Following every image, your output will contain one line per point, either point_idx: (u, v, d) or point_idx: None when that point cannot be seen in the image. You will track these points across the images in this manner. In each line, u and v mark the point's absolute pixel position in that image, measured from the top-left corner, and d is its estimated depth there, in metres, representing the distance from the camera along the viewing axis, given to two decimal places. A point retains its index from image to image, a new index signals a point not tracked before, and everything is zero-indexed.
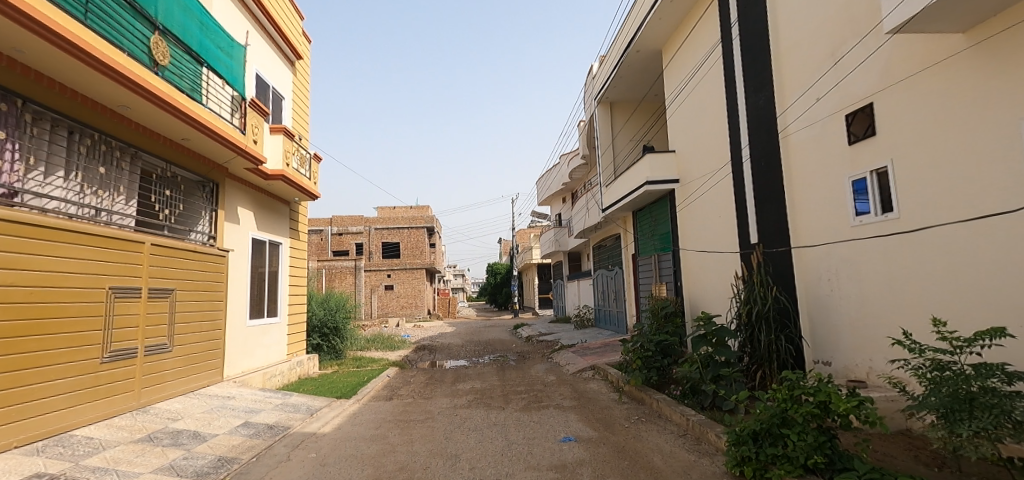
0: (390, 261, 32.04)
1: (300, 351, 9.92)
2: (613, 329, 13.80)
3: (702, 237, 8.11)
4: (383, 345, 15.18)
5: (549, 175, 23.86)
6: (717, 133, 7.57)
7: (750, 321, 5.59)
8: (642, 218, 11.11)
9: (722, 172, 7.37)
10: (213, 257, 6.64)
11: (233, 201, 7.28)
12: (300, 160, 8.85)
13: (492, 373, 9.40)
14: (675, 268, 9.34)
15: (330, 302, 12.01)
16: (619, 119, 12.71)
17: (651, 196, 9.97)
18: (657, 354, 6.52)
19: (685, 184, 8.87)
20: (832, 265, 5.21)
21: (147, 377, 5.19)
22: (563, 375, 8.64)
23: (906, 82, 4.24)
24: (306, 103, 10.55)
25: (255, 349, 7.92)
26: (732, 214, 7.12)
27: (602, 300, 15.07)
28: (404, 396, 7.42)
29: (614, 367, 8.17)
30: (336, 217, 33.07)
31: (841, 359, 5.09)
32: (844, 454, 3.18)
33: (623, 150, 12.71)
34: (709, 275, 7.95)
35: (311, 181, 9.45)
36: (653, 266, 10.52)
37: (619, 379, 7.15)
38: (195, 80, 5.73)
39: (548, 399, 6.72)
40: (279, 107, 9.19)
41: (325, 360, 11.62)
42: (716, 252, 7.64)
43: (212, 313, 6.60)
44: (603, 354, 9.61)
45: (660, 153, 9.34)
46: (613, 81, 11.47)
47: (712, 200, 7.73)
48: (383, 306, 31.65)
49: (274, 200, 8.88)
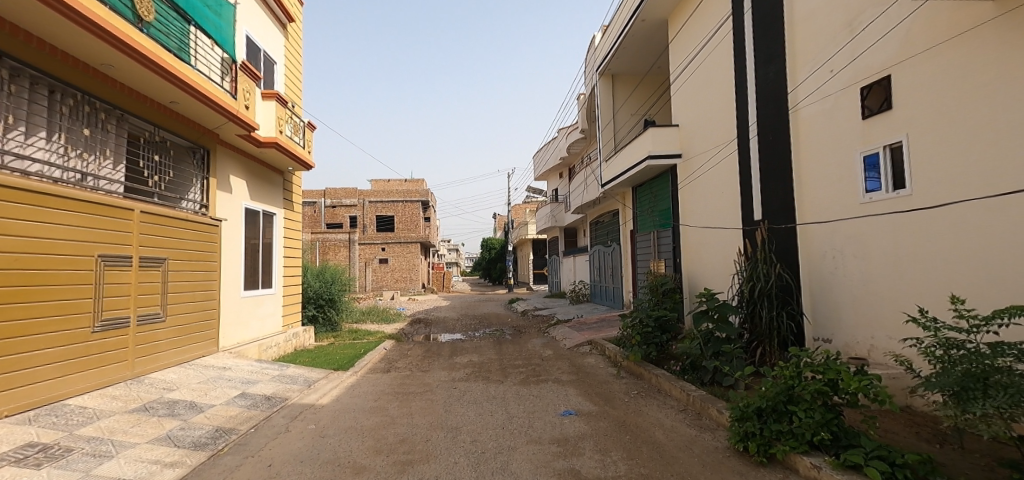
0: (385, 234, 31.81)
1: (295, 323, 9.85)
2: (609, 305, 13.86)
3: (705, 213, 8.03)
4: (378, 318, 15.19)
5: (546, 150, 23.59)
6: (724, 107, 7.38)
7: (752, 298, 5.56)
8: (642, 194, 10.99)
9: (728, 148, 7.23)
10: (205, 226, 6.46)
11: (225, 170, 7.06)
12: (293, 128, 8.56)
13: (489, 347, 9.41)
14: (675, 245, 9.30)
15: (325, 274, 11.91)
16: (621, 92, 12.42)
17: (653, 172, 9.83)
18: (656, 330, 6.50)
19: (688, 160, 8.73)
20: (837, 242, 5.14)
21: (140, 347, 5.08)
22: (560, 350, 8.66)
23: (927, 54, 4.09)
24: (300, 68, 10.18)
25: (250, 320, 7.83)
26: (736, 191, 7.02)
27: (598, 276, 15.09)
28: (402, 368, 7.40)
29: (611, 342, 8.19)
30: (330, 189, 32.63)
31: (842, 337, 5.10)
32: (850, 431, 3.16)
33: (624, 125, 12.48)
34: (709, 251, 7.92)
35: (305, 150, 9.19)
36: (651, 242, 10.47)
37: (616, 354, 7.17)
38: (183, 39, 5.41)
39: (546, 373, 6.73)
40: (270, 72, 8.82)
41: (321, 332, 11.60)
42: (718, 229, 7.58)
43: (206, 283, 6.47)
44: (601, 329, 9.64)
45: (663, 127, 9.15)
46: (616, 52, 11.13)
47: (716, 176, 7.62)
48: (377, 280, 31.62)
49: (268, 169, 8.64)
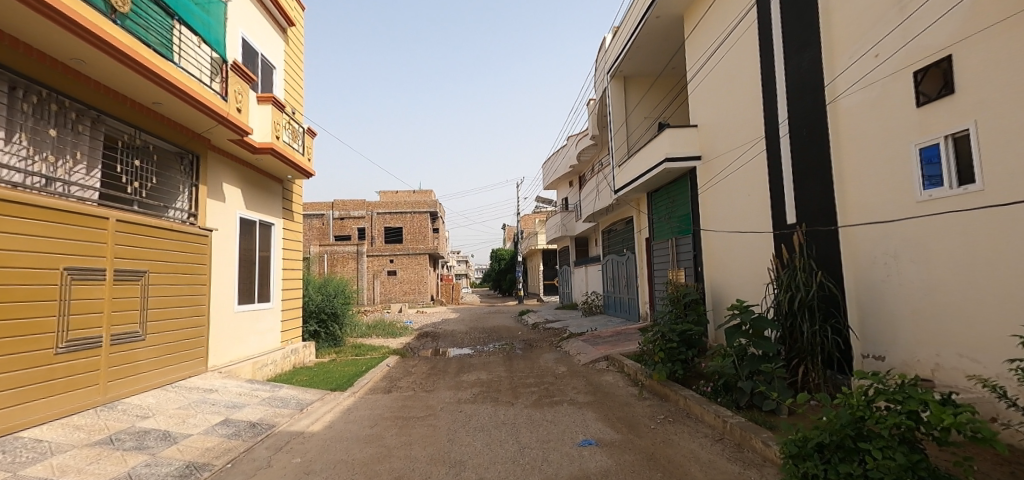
0: (393, 246, 31.48)
1: (295, 338, 9.39)
2: (624, 317, 13.20)
3: (729, 218, 7.46)
4: (384, 332, 14.69)
5: (555, 158, 23.14)
6: (750, 103, 6.84)
7: (791, 310, 4.96)
8: (658, 200, 10.43)
9: (756, 146, 6.67)
10: (193, 236, 6.05)
11: (217, 176, 6.68)
12: (292, 134, 8.21)
13: (498, 363, 8.84)
14: (696, 253, 8.70)
15: (328, 287, 11.46)
16: (633, 94, 11.94)
17: (670, 175, 9.30)
18: (680, 345, 5.85)
19: (708, 161, 8.19)
20: (890, 247, 4.54)
21: (116, 368, 4.63)
22: (575, 366, 8.06)
23: (999, 27, 3.52)
24: (301, 75, 9.89)
25: (245, 336, 7.39)
26: (765, 193, 6.45)
27: (612, 287, 14.48)
28: (404, 388, 6.84)
29: (630, 357, 7.59)
30: (338, 201, 32.44)
31: (899, 354, 4.47)
32: (940, 475, 2.56)
33: (638, 129, 11.98)
34: (735, 258, 7.34)
35: (305, 157, 8.82)
36: (670, 250, 9.87)
37: (637, 371, 6.57)
38: (165, 35, 5.03)
39: (560, 394, 6.14)
40: (269, 77, 8.50)
41: (324, 348, 11.12)
42: (745, 235, 7.00)
43: (194, 298, 6.04)
44: (617, 343, 9.03)
45: (681, 128, 8.64)
46: (628, 52, 10.66)
47: (742, 178, 7.05)
48: (385, 292, 31.22)
49: (265, 178, 8.27)
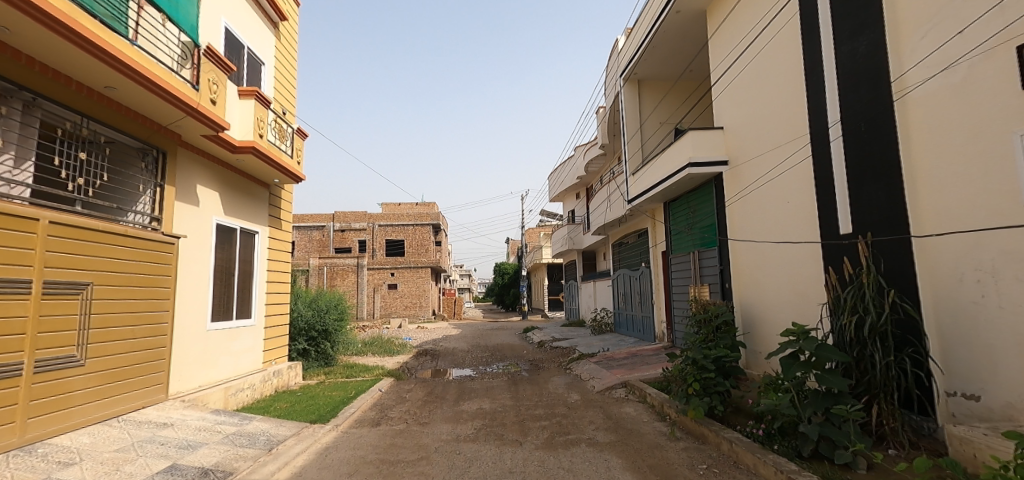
0: (394, 259, 30.70)
1: (280, 358, 8.56)
2: (637, 337, 12.27)
3: (763, 228, 6.63)
4: (381, 349, 13.81)
5: (562, 169, 22.47)
6: (791, 98, 6.07)
7: (858, 337, 4.09)
8: (678, 209, 9.64)
9: (799, 146, 5.87)
10: (154, 244, 5.28)
11: (188, 177, 5.95)
12: (279, 133, 7.51)
13: (503, 389, 7.95)
14: (723, 267, 7.87)
15: (320, 302, 10.63)
16: (648, 98, 11.22)
17: (692, 182, 8.51)
18: (717, 375, 4.98)
19: (737, 166, 7.41)
20: (984, 260, 3.68)
21: (42, 401, 3.83)
22: (589, 394, 7.18)
23: None
24: (294, 73, 9.23)
25: (218, 357, 6.56)
26: (810, 199, 5.65)
27: (624, 304, 13.60)
28: (395, 420, 5.95)
29: (652, 385, 6.71)
30: (339, 213, 31.80)
31: (1000, 394, 3.57)
32: None
33: (653, 135, 11.25)
34: (770, 274, 6.49)
35: (294, 160, 8.12)
36: (691, 264, 9.03)
37: (662, 403, 5.69)
38: (118, 8, 4.33)
39: (576, 430, 5.25)
40: (256, 72, 7.83)
41: (313, 367, 10.27)
42: (783, 247, 6.18)
43: (153, 315, 5.26)
44: (635, 368, 8.14)
45: (705, 130, 7.88)
46: (644, 53, 9.98)
47: (780, 182, 6.24)
48: (386, 306, 30.36)
49: (249, 181, 7.53)
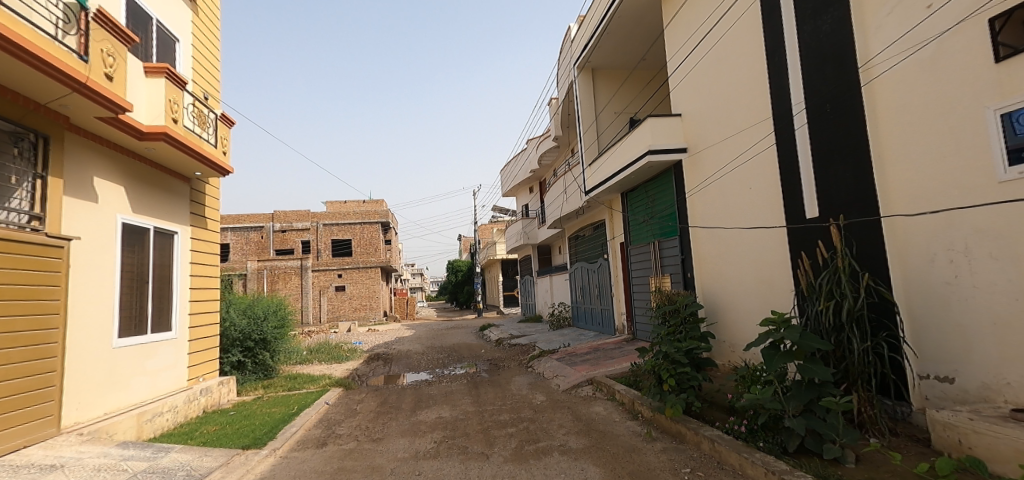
0: (341, 259, 29.14)
1: (209, 374, 7.59)
2: (596, 330, 12.15)
3: (725, 215, 6.55)
4: (327, 356, 12.83)
5: (515, 163, 22.11)
6: (751, 82, 5.98)
7: (835, 325, 3.97)
8: (636, 200, 9.53)
9: (761, 131, 5.79)
10: (33, 248, 4.28)
11: (79, 167, 4.97)
12: (200, 119, 6.58)
13: (463, 393, 7.45)
14: (685, 257, 7.80)
15: (255, 309, 9.60)
16: (602, 88, 11.04)
17: (651, 171, 8.38)
18: (691, 369, 4.77)
19: (697, 153, 7.34)
20: (957, 241, 3.64)
21: None
22: (554, 394, 6.84)
23: None
24: (215, 53, 8.19)
25: (129, 379, 5.62)
26: (773, 184, 5.59)
27: (582, 297, 13.46)
28: (344, 438, 5.30)
29: (619, 381, 6.47)
30: (278, 212, 29.73)
31: (974, 376, 3.55)
32: None
33: (608, 126, 11.10)
34: (734, 262, 6.43)
35: (220, 150, 7.20)
36: (651, 254, 8.94)
37: (634, 400, 5.44)
38: None
39: (546, 436, 4.86)
40: (170, 49, 6.82)
41: (250, 381, 9.27)
42: (746, 235, 6.12)
43: (39, 334, 4.32)
44: (600, 363, 7.90)
45: (663, 117, 7.75)
46: (598, 42, 9.75)
47: (742, 169, 6.16)
48: (333, 309, 28.78)
49: (164, 174, 6.55)
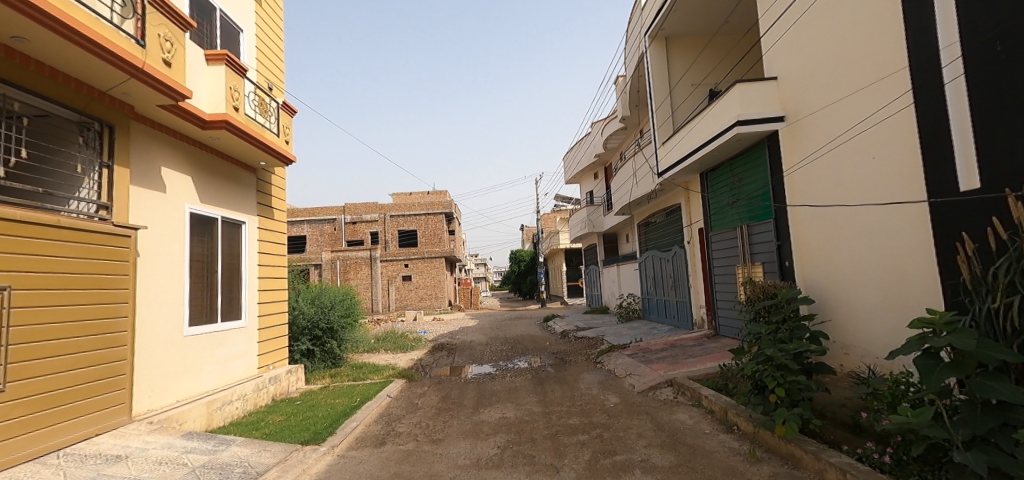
0: (407, 250, 29.87)
1: (279, 362, 7.72)
2: (671, 324, 11.19)
3: (838, 192, 5.45)
4: (394, 345, 12.97)
5: (579, 148, 21.19)
6: (876, 27, 4.81)
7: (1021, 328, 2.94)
8: (718, 179, 8.48)
9: (889, 86, 4.67)
10: (103, 237, 4.35)
11: (145, 157, 5.02)
12: (261, 107, 6.58)
13: (528, 390, 6.97)
14: (780, 243, 6.74)
15: (323, 299, 9.74)
16: (677, 58, 9.93)
17: (738, 145, 7.31)
18: (803, 378, 3.90)
19: (797, 121, 6.24)
20: None
21: None
22: (628, 396, 6.16)
23: None
24: (278, 44, 8.21)
25: (200, 366, 5.71)
26: (906, 150, 4.48)
27: (654, 288, 12.48)
28: (403, 437, 5.01)
29: (705, 384, 5.65)
30: (349, 205, 30.99)
31: None
32: None
33: (684, 101, 10.01)
34: (848, 247, 5.36)
35: (282, 139, 7.20)
36: (738, 241, 7.87)
37: (727, 410, 4.63)
38: None
39: (623, 448, 4.24)
40: (233, 41, 6.85)
41: (320, 369, 9.43)
42: (866, 214, 5.04)
43: (107, 323, 4.37)
44: (679, 362, 7.07)
45: (755, 81, 6.65)
46: (673, 5, 8.67)
47: (863, 134, 5.03)
48: (401, 298, 29.64)
49: (231, 165, 6.64)
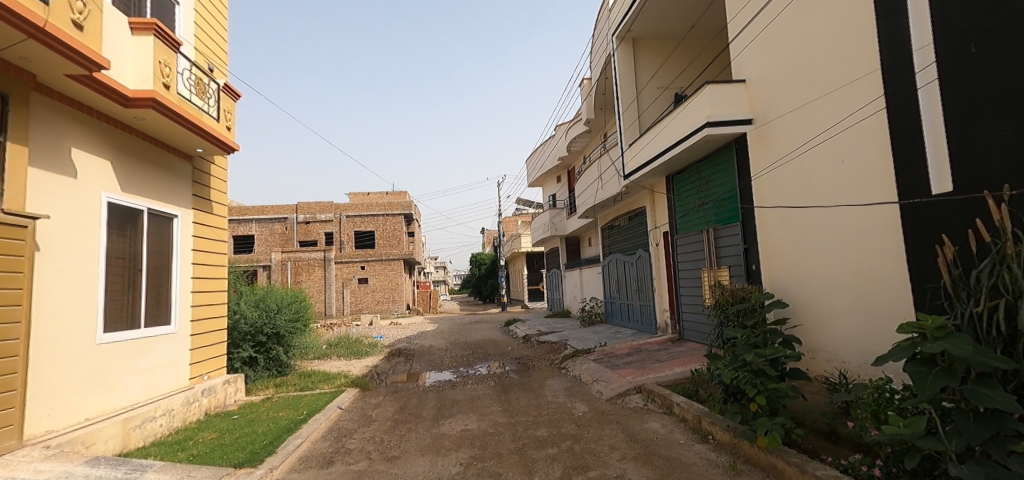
0: (364, 251, 28.76)
1: (215, 372, 6.95)
2: (635, 328, 11.14)
3: (806, 196, 5.45)
4: (348, 351, 12.23)
5: (542, 151, 21.08)
6: (848, 29, 4.81)
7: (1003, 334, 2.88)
8: (685, 182, 8.46)
9: (859, 90, 4.69)
10: None
11: (51, 134, 4.28)
12: (199, 87, 5.90)
13: (492, 398, 6.60)
14: (747, 247, 6.74)
15: (269, 301, 8.96)
16: (644, 61, 9.91)
17: (707, 147, 7.27)
18: (782, 385, 3.76)
19: (766, 124, 6.24)
20: None
21: None
22: (597, 403, 5.91)
23: None
24: (221, 21, 7.46)
25: (117, 379, 4.96)
26: (876, 154, 4.49)
27: (617, 292, 12.44)
28: (354, 455, 4.51)
29: (676, 390, 5.48)
30: (302, 203, 29.50)
31: None
32: None
33: (651, 104, 10.00)
34: (816, 251, 5.37)
35: (224, 125, 6.51)
36: (704, 244, 7.85)
37: (702, 419, 4.45)
38: None
39: (596, 462, 3.95)
40: (167, 12, 6.11)
41: (263, 378, 8.65)
42: (835, 218, 5.05)
43: None
44: (646, 367, 6.91)
45: (724, 83, 6.63)
46: (643, 7, 8.60)
47: (833, 138, 5.04)
48: (356, 302, 28.46)
49: (161, 150, 5.90)
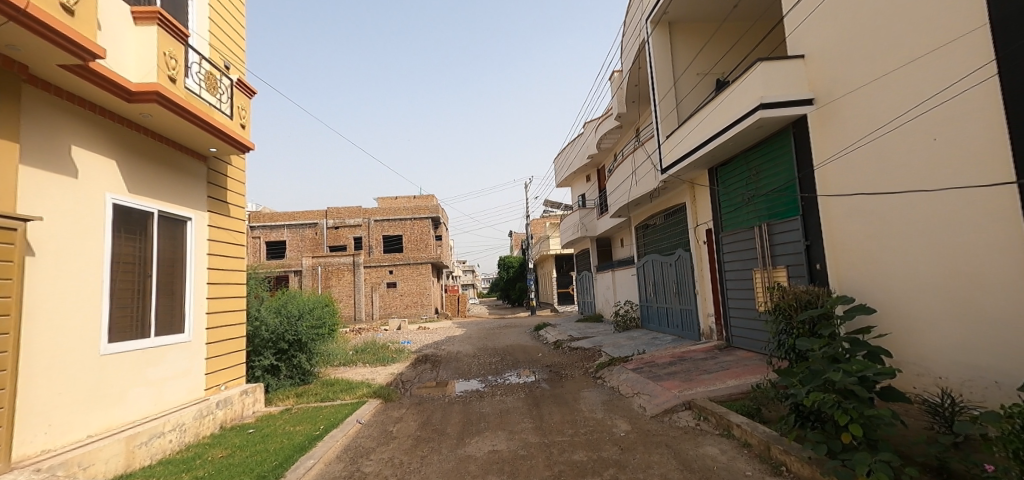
0: (392, 256, 28.79)
1: (234, 381, 6.67)
2: (675, 333, 10.36)
3: (884, 183, 4.68)
4: (374, 358, 11.91)
5: (571, 150, 20.44)
6: None
7: None
8: (731, 173, 7.70)
9: (956, 53, 3.91)
10: None
11: (47, 131, 4.00)
12: (210, 83, 5.62)
13: (522, 413, 6.03)
14: (809, 243, 5.96)
15: (291, 307, 8.67)
16: (681, 46, 9.17)
17: (758, 133, 6.53)
18: (877, 408, 3.06)
19: (830, 103, 5.47)
20: None
21: None
22: (641, 421, 5.26)
23: None
24: (238, 19, 7.23)
25: (124, 392, 4.67)
26: (982, 128, 3.72)
27: (654, 295, 11.67)
28: None
29: (733, 408, 4.78)
30: (331, 209, 29.82)
31: None
32: None
33: (690, 92, 9.25)
34: (897, 246, 4.59)
35: (238, 123, 6.23)
36: (756, 241, 7.08)
37: (771, 445, 3.76)
38: None
39: None
40: (180, 8, 5.86)
41: (286, 387, 8.36)
42: (923, 207, 4.27)
43: None
44: (694, 378, 6.20)
45: (779, 59, 5.88)
46: None
47: (919, 112, 4.26)
48: (385, 306, 28.46)
49: (173, 150, 5.65)
